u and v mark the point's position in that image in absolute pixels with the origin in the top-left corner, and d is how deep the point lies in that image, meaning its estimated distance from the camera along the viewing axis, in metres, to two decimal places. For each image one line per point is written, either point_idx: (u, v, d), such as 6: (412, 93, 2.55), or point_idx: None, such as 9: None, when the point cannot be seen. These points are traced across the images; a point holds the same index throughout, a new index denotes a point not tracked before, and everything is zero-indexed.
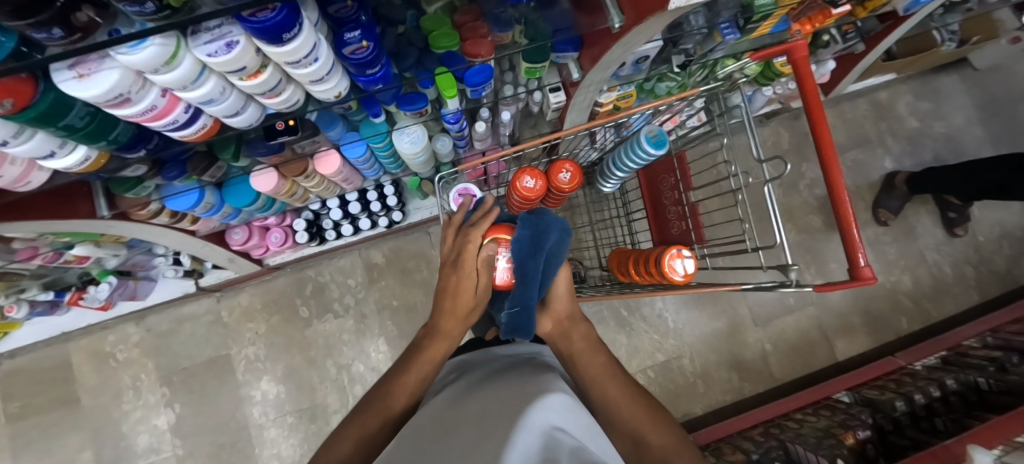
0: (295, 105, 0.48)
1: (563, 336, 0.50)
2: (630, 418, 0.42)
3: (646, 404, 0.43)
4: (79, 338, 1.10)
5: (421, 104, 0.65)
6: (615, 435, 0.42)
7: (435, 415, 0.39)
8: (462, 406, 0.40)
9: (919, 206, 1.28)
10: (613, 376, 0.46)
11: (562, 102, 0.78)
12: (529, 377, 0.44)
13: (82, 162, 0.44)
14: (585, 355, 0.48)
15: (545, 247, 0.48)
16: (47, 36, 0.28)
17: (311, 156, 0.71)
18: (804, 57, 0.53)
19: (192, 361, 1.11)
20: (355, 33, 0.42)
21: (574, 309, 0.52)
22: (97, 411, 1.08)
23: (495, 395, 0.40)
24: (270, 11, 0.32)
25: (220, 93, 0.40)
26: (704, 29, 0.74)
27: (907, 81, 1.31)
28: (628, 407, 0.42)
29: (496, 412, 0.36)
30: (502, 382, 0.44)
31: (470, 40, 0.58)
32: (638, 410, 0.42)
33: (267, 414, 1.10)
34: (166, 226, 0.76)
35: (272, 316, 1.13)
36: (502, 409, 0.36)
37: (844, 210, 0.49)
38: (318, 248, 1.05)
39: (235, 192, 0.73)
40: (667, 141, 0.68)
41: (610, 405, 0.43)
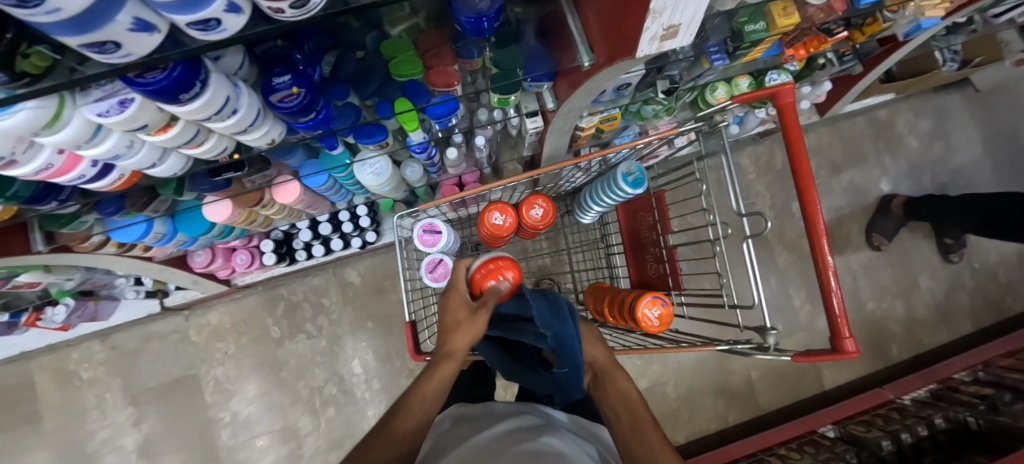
0: (227, 152, 0.44)
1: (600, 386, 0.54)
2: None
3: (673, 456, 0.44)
4: (42, 355, 1.06)
5: (381, 137, 0.62)
6: None
7: None
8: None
9: (915, 230, 1.24)
10: (646, 427, 0.47)
11: (540, 127, 0.75)
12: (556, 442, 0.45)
13: None
14: (619, 404, 0.51)
15: (565, 308, 0.56)
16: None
17: (268, 186, 0.67)
18: (791, 103, 0.48)
19: (160, 380, 1.07)
20: (284, 78, 0.38)
21: (608, 362, 0.56)
22: (61, 431, 1.05)
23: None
24: (160, 70, 0.28)
25: (128, 148, 0.36)
26: (692, 56, 0.70)
27: (907, 100, 1.27)
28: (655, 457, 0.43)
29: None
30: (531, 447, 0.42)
31: (434, 67, 0.54)
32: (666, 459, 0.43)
33: (237, 437, 1.06)
34: (116, 255, 0.72)
35: (242, 336, 1.09)
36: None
37: (826, 276, 0.45)
38: (288, 269, 1.00)
39: (189, 221, 0.69)
40: (645, 180, 0.64)
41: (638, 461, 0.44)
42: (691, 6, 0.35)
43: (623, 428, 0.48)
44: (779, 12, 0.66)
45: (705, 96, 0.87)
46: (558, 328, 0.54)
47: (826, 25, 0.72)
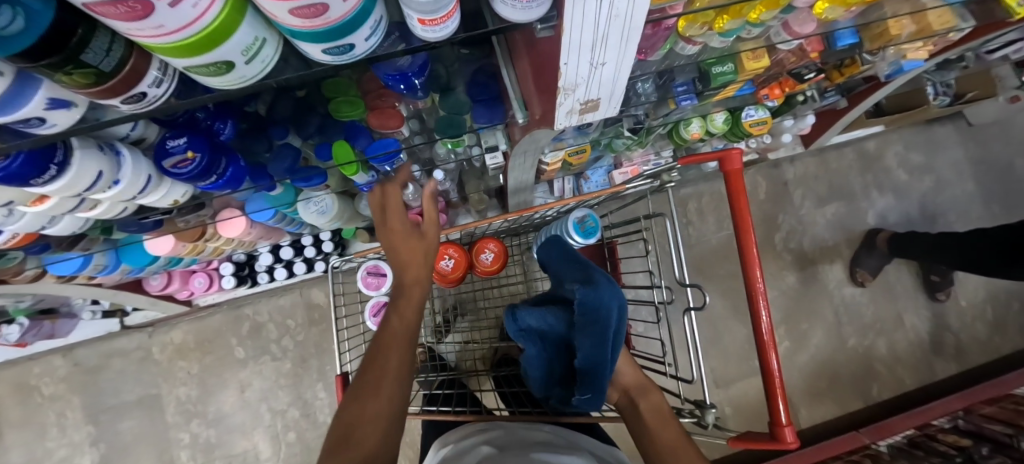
0: (128, 211, 0.41)
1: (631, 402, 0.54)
2: None
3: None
4: (3, 369, 1.05)
5: (319, 180, 0.59)
6: None
7: None
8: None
9: (900, 266, 1.21)
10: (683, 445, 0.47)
11: (500, 163, 0.71)
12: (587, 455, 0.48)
13: None
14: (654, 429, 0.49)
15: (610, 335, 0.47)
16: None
17: (211, 220, 0.64)
18: (739, 169, 0.45)
19: (121, 399, 1.06)
20: (180, 140, 0.36)
21: (642, 380, 0.56)
22: (20, 447, 1.04)
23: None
24: (1, 157, 0.25)
25: (6, 218, 0.34)
26: (656, 95, 0.67)
27: (898, 131, 1.23)
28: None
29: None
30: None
31: (375, 109, 0.52)
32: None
33: (196, 458, 1.04)
34: (60, 283, 0.70)
35: (206, 356, 1.07)
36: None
37: (767, 357, 0.43)
38: (251, 291, 0.99)
39: (133, 252, 0.67)
40: (599, 229, 0.61)
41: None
42: (607, 80, 0.32)
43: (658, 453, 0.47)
44: (749, 55, 0.63)
45: (679, 131, 0.84)
46: (590, 350, 0.46)
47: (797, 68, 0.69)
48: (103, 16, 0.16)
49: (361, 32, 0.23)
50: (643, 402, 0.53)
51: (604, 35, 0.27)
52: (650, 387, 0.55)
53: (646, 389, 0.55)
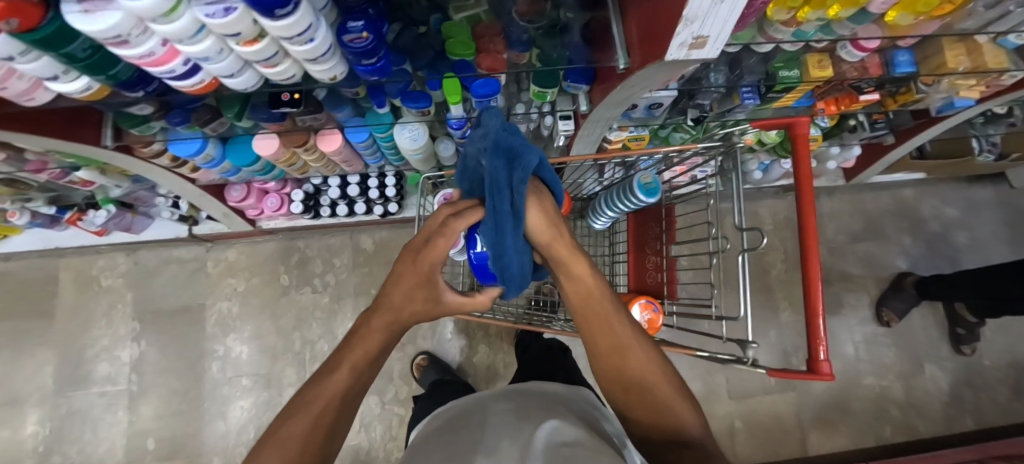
0: (293, 80, 0.49)
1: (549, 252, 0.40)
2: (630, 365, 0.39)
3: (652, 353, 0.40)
4: (72, 256, 1.14)
5: (425, 104, 0.66)
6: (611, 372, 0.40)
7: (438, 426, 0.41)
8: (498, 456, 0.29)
9: (926, 314, 1.22)
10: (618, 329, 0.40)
11: (570, 131, 0.80)
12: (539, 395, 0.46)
13: (84, 90, 0.47)
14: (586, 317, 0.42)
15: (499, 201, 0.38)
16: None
17: (315, 131, 0.73)
18: (805, 135, 0.52)
19: (169, 302, 1.13)
20: (358, 22, 0.44)
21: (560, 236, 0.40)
22: (68, 330, 1.11)
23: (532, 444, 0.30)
24: None
25: (217, 54, 0.42)
26: (724, 88, 0.72)
27: (937, 184, 1.27)
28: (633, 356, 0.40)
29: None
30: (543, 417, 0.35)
31: (485, 51, 0.60)
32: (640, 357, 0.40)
33: (225, 371, 1.10)
34: (168, 170, 0.79)
35: (254, 277, 1.14)
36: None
37: (814, 297, 0.48)
38: (311, 222, 1.07)
39: (238, 150, 0.76)
40: (660, 190, 0.66)
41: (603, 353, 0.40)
42: (720, 20, 0.39)
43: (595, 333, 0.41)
44: (814, 63, 0.70)
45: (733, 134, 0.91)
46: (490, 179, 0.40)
47: (859, 83, 0.74)
48: None
49: None
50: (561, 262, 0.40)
51: None
52: (560, 220, 0.41)
53: (555, 223, 0.40)
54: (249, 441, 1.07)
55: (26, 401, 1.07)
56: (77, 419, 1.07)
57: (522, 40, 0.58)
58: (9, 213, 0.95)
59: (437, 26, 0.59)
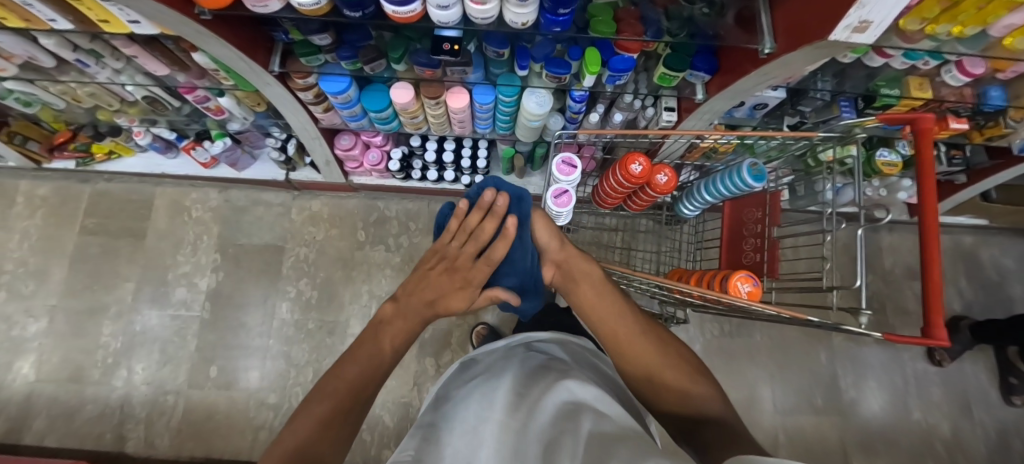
0: (488, 21, 0.56)
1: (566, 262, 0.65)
2: (634, 353, 0.58)
3: (647, 340, 0.59)
4: (169, 185, 1.21)
5: (563, 71, 0.72)
6: (621, 355, 0.59)
7: (469, 404, 0.53)
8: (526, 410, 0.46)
9: (976, 358, 1.23)
10: (620, 323, 0.60)
11: (672, 121, 0.87)
12: (547, 368, 0.60)
13: (313, 5, 0.54)
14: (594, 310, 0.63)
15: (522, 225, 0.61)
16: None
17: (447, 87, 0.81)
18: (929, 130, 0.57)
19: (250, 241, 1.19)
20: None
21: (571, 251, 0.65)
22: (153, 252, 1.17)
23: (548, 400, 0.47)
24: None
25: None
26: (826, 95, 0.78)
27: (996, 235, 1.30)
28: (634, 343, 0.59)
29: (578, 438, 0.37)
30: (550, 380, 0.53)
31: (626, 31, 0.65)
32: (645, 350, 0.58)
33: (292, 312, 1.15)
34: (303, 107, 0.87)
35: (333, 229, 1.21)
36: (556, 419, 0.43)
37: (932, 270, 0.52)
38: (398, 183, 1.15)
39: (373, 96, 0.83)
40: (766, 177, 0.71)
41: (609, 333, 0.60)
42: (889, 6, 0.45)
43: (605, 327, 0.61)
44: (915, 84, 0.75)
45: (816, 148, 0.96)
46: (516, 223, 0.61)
47: (956, 108, 0.81)
48: None
49: None
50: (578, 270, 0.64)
51: None
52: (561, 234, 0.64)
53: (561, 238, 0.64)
54: (305, 382, 1.11)
55: (104, 312, 1.13)
56: (146, 337, 1.12)
57: (655, 25, 0.66)
58: (136, 132, 1.03)
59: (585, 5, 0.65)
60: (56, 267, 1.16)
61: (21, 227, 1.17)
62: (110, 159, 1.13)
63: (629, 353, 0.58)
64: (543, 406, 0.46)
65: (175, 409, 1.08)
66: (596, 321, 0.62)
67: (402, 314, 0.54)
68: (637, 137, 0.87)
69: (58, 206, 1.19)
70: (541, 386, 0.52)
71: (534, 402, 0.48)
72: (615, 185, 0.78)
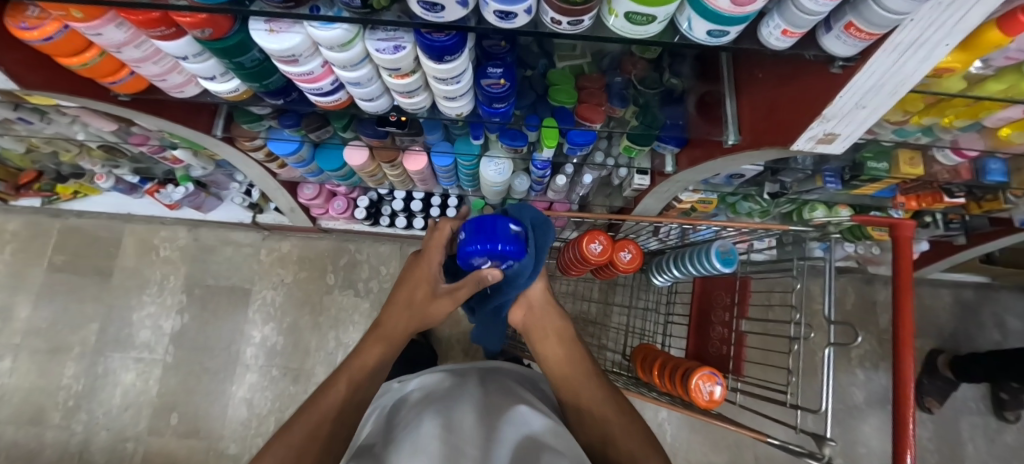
0: (421, 110, 0.53)
1: (539, 310, 0.60)
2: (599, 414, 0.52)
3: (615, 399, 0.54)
4: (137, 223, 1.19)
5: (520, 143, 0.68)
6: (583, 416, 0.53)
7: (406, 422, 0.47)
8: (472, 430, 0.44)
9: (977, 423, 1.14)
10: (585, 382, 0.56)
11: (645, 185, 0.82)
12: (503, 398, 0.54)
13: (231, 92, 0.51)
14: (539, 333, 0.60)
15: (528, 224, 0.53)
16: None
17: (403, 150, 0.77)
18: (909, 238, 0.52)
19: (217, 282, 1.16)
20: (498, 69, 0.46)
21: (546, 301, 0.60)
22: (120, 292, 1.15)
23: (507, 430, 0.45)
24: (444, 35, 0.37)
25: (368, 80, 0.45)
26: (808, 170, 0.73)
27: (1001, 291, 1.21)
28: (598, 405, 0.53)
29: None
30: (509, 406, 0.51)
31: (587, 103, 0.58)
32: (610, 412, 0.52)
33: (257, 358, 1.13)
34: (257, 163, 0.84)
35: (302, 271, 1.18)
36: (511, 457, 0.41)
37: (903, 404, 0.47)
38: (367, 228, 1.11)
39: (327, 156, 0.80)
40: (736, 261, 0.66)
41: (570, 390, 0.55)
42: (857, 122, 0.42)
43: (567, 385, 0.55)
44: (906, 160, 0.68)
45: (802, 212, 0.91)
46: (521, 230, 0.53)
47: (949, 185, 0.74)
48: None
49: (739, 25, 0.33)
50: (544, 320, 0.60)
51: (883, 86, 0.37)
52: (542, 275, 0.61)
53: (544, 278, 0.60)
54: (267, 433, 1.08)
55: (67, 353, 1.11)
56: (109, 380, 1.10)
57: (621, 94, 0.58)
58: (98, 175, 1.00)
59: (543, 72, 0.58)
60: (22, 304, 1.13)
61: None
62: (77, 198, 1.10)
63: (575, 386, 0.56)
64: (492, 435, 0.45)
65: (136, 456, 1.06)
66: (557, 378, 0.57)
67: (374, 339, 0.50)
68: (607, 211, 0.80)
69: (22, 242, 1.16)
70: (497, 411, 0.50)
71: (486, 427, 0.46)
72: (572, 260, 0.73)
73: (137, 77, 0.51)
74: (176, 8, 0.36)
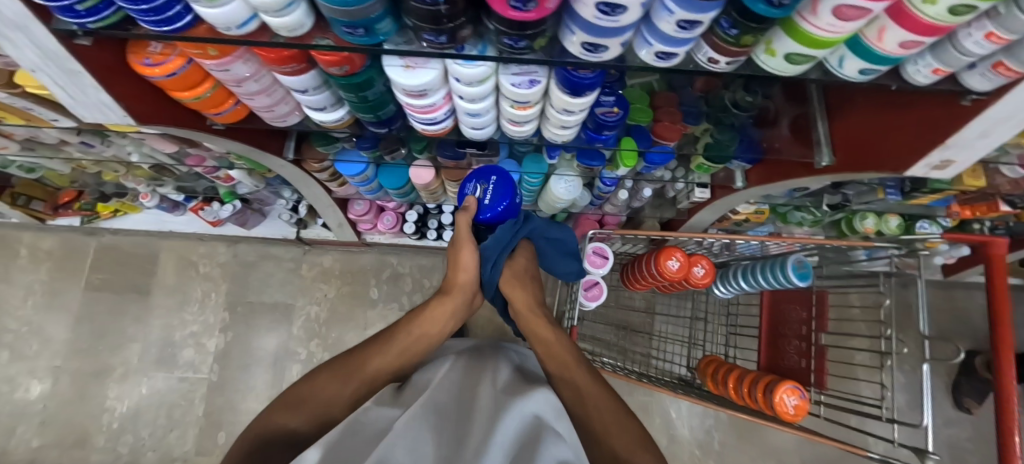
0: (525, 136, 0.53)
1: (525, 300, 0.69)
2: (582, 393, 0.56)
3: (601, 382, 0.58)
4: (176, 240, 1.17)
5: (596, 162, 0.68)
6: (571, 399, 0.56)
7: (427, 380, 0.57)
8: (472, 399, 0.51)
9: None
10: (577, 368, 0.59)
11: (706, 199, 0.83)
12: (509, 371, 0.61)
13: (336, 121, 0.51)
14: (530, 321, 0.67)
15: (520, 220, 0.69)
16: (424, 1, 0.29)
17: (469, 169, 0.77)
18: (1001, 256, 0.53)
19: (259, 298, 1.16)
20: (611, 98, 0.46)
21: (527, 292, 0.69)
22: (161, 310, 1.14)
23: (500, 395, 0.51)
24: (589, 72, 0.37)
25: (485, 111, 0.45)
26: (872, 183, 0.75)
27: None
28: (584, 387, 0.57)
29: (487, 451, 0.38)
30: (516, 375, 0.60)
31: (663, 122, 0.59)
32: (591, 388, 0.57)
33: (303, 375, 1.12)
34: (317, 182, 0.84)
35: (345, 285, 1.18)
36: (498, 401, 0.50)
37: (1009, 420, 0.48)
38: (413, 242, 1.10)
39: (390, 175, 0.80)
40: (811, 274, 0.68)
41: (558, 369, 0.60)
42: (973, 148, 0.42)
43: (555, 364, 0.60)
44: (969, 173, 0.69)
45: (851, 222, 0.93)
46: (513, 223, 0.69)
47: (1008, 196, 0.75)
48: (840, 14, 0.28)
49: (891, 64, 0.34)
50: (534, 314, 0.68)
51: (1006, 117, 0.37)
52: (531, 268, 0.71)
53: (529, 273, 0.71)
54: None
55: (109, 374, 1.09)
56: (154, 401, 1.09)
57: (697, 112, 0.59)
58: (143, 195, 0.99)
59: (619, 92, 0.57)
60: (61, 325, 1.11)
61: (24, 282, 1.12)
62: (117, 217, 1.09)
63: (565, 374, 0.59)
64: (494, 390, 0.53)
65: None
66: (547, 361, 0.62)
67: (448, 294, 0.67)
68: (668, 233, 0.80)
69: (59, 262, 1.14)
70: (502, 376, 0.59)
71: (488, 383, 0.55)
72: (645, 274, 0.74)
73: (241, 106, 0.50)
74: (319, 46, 0.36)
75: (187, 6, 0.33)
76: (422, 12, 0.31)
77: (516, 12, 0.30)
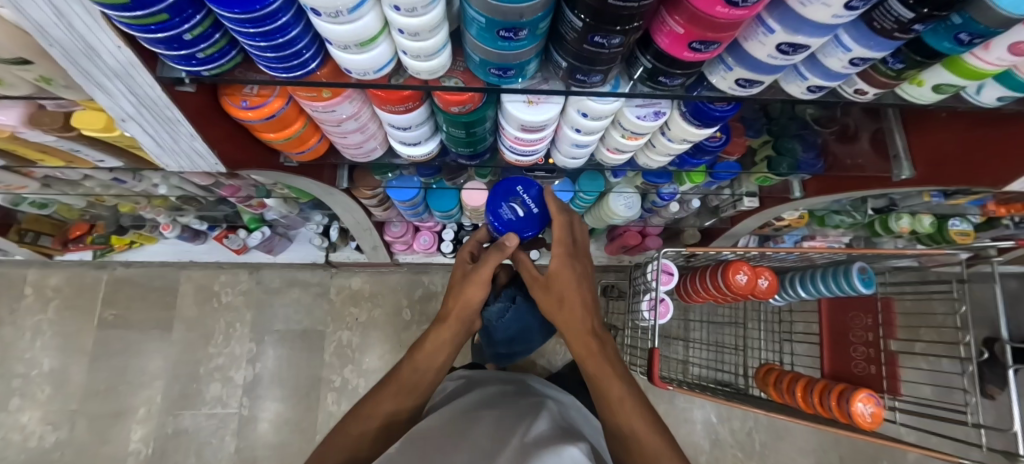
0: (615, 162, 0.52)
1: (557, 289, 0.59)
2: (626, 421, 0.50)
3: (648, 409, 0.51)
4: (194, 269, 1.11)
5: (663, 180, 0.67)
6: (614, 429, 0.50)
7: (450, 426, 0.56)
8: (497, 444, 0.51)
9: None
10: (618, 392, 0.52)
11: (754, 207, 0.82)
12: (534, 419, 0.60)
13: (425, 154, 0.50)
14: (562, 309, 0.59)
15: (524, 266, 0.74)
16: (597, 45, 0.27)
17: None
18: None
19: (286, 326, 1.11)
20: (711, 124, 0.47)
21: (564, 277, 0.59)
22: (182, 344, 1.08)
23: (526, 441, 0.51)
24: (724, 103, 0.37)
25: (592, 141, 0.45)
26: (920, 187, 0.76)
27: None
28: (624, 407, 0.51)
29: None
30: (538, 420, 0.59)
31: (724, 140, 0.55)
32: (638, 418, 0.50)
33: (339, 403, 1.08)
34: (361, 207, 0.80)
35: (377, 308, 1.14)
36: (528, 448, 0.49)
37: None
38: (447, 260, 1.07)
39: (439, 198, 0.77)
40: (874, 283, 0.70)
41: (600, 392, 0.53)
42: None
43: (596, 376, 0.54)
44: None
45: (885, 222, 0.94)
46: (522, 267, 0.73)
47: None
48: (1013, 49, 0.28)
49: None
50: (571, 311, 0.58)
51: None
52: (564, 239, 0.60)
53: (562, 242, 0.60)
54: None
55: (131, 415, 1.03)
56: (182, 441, 1.03)
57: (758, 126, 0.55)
58: (163, 226, 0.93)
59: None
60: (75, 366, 1.04)
61: (31, 324, 1.05)
62: (131, 249, 1.03)
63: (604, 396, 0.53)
64: (524, 442, 0.52)
65: None
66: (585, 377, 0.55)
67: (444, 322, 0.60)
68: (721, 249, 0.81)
69: (68, 300, 1.07)
70: (532, 425, 0.57)
71: (520, 436, 0.53)
72: (708, 289, 0.75)
73: (322, 142, 0.48)
74: (448, 88, 0.34)
75: (315, 53, 0.31)
76: (585, 55, 0.29)
77: (691, 54, 0.28)
